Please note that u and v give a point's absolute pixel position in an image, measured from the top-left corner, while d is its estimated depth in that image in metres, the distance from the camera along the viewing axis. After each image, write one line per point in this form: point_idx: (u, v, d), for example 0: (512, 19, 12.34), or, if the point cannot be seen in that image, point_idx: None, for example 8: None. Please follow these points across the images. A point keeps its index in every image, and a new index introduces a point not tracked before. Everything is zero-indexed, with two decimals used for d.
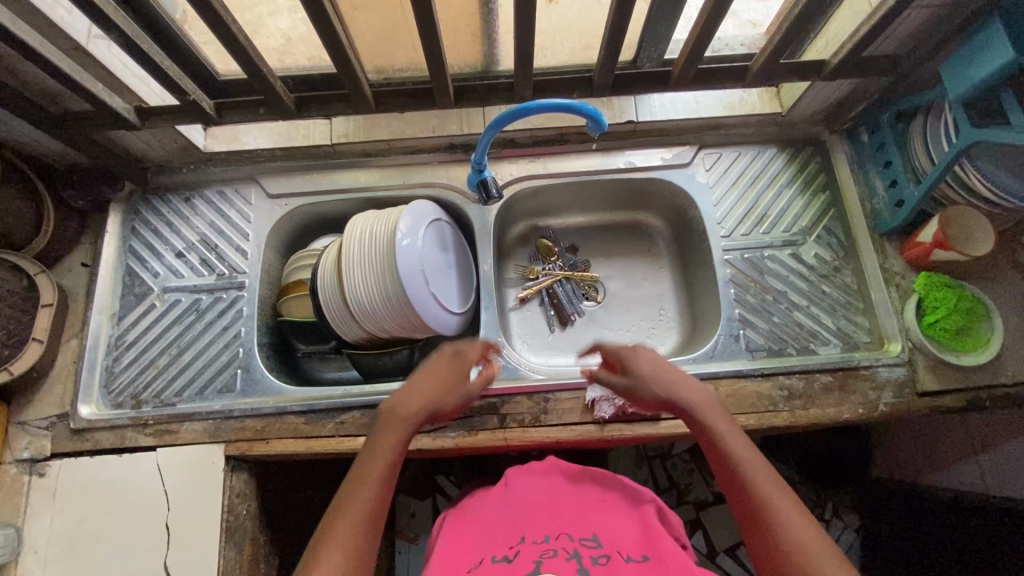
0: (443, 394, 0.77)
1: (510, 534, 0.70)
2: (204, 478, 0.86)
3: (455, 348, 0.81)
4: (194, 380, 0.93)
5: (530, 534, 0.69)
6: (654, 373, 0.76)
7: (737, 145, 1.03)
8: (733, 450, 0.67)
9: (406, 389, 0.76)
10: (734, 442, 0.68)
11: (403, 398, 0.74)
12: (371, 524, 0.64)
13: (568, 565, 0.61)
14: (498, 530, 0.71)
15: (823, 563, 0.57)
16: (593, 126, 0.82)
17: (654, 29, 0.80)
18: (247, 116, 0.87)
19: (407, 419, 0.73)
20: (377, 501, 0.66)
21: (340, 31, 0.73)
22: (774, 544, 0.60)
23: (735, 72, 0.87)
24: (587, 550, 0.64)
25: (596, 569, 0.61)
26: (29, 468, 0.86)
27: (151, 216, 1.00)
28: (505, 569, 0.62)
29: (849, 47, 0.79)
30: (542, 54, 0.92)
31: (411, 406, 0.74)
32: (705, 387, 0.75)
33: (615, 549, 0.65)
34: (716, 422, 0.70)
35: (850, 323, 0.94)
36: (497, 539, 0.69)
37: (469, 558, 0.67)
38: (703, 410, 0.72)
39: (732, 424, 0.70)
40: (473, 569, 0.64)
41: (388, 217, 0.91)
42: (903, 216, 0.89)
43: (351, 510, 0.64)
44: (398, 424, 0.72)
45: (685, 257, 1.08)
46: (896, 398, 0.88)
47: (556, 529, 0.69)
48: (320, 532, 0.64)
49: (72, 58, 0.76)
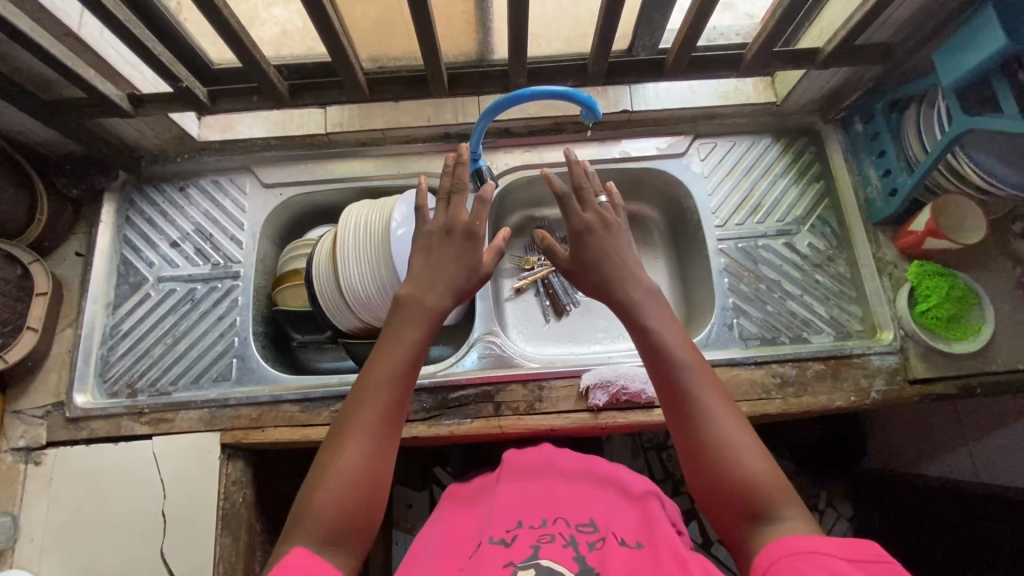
0: (455, 279, 0.71)
1: (507, 514, 0.69)
2: (200, 466, 0.86)
3: (464, 227, 0.72)
4: (189, 369, 0.93)
5: (527, 517, 0.68)
6: (602, 261, 0.73)
7: (731, 135, 1.03)
8: (672, 347, 0.65)
9: (427, 280, 0.70)
10: (676, 339, 0.66)
11: (427, 292, 0.69)
12: (392, 416, 0.62)
13: (565, 553, 0.62)
14: (495, 512, 0.71)
15: (760, 466, 0.57)
16: (588, 114, 0.81)
17: (648, 17, 0.80)
18: (241, 104, 0.87)
19: (428, 311, 0.68)
20: (400, 394, 0.63)
21: (334, 18, 0.73)
22: (710, 448, 0.59)
23: (729, 61, 0.88)
24: (584, 536, 0.65)
25: (593, 556, 0.61)
26: (25, 456, 0.86)
27: (146, 205, 1.00)
28: (502, 553, 0.62)
29: (842, 35, 0.79)
30: (537, 43, 0.92)
31: (433, 300, 0.69)
32: (650, 284, 0.72)
33: (612, 534, 0.65)
34: (658, 319, 0.68)
35: (843, 312, 0.95)
36: (494, 521, 0.69)
37: (466, 546, 0.68)
38: (645, 308, 0.69)
39: (671, 321, 0.68)
40: (471, 555, 0.65)
41: (383, 206, 0.91)
42: (896, 205, 0.90)
43: (369, 402, 0.61)
44: (420, 317, 0.68)
45: (680, 247, 1.08)
46: (888, 385, 0.89)
47: (554, 512, 0.69)
48: (338, 424, 0.61)
49: (64, 45, 0.75)
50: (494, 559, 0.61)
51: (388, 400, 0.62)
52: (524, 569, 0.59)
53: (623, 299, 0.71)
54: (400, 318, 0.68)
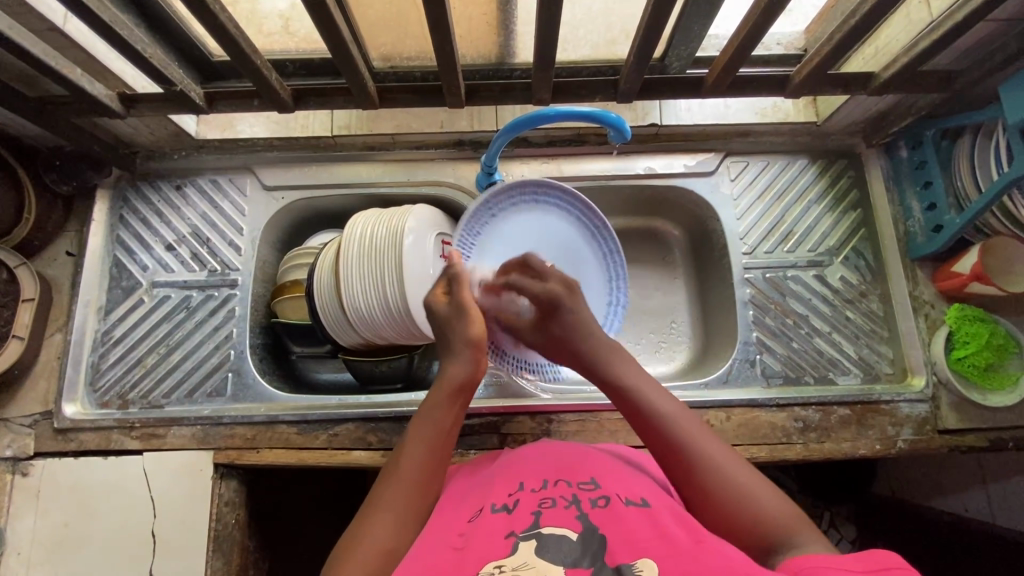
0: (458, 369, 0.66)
1: (508, 478, 0.61)
2: (192, 484, 0.83)
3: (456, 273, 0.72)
4: (183, 383, 0.89)
5: (531, 478, 0.60)
6: (578, 334, 0.68)
7: (765, 153, 0.96)
8: (659, 413, 0.60)
9: (452, 355, 0.68)
10: (659, 403, 0.60)
11: (451, 360, 0.67)
12: (423, 485, 0.59)
13: (568, 515, 0.52)
14: (501, 477, 0.62)
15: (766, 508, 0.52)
16: (615, 136, 0.76)
17: (688, 28, 0.72)
18: (240, 107, 0.81)
19: (452, 385, 0.65)
20: (434, 465, 0.60)
21: (341, 23, 0.67)
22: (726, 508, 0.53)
23: (775, 81, 0.80)
24: (586, 494, 0.55)
25: (598, 518, 0.52)
26: (12, 466, 0.83)
27: (141, 204, 0.95)
28: (503, 521, 0.53)
29: (903, 62, 0.72)
30: (564, 47, 0.84)
31: (463, 374, 0.66)
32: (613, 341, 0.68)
33: (616, 495, 0.56)
34: (636, 386, 0.62)
35: (873, 352, 0.89)
36: (495, 487, 0.60)
37: (468, 507, 0.58)
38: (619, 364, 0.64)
39: (650, 380, 0.63)
40: (472, 519, 0.55)
41: (391, 218, 0.85)
42: (940, 243, 0.85)
43: (404, 467, 0.59)
44: (453, 393, 0.65)
45: (702, 269, 1.02)
46: (916, 435, 0.84)
47: (559, 472, 0.60)
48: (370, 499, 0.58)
49: (45, 39, 0.69)
50: (494, 529, 0.52)
51: (419, 465, 0.60)
52: (525, 541, 0.50)
53: (592, 367, 0.66)
54: (436, 396, 0.65)
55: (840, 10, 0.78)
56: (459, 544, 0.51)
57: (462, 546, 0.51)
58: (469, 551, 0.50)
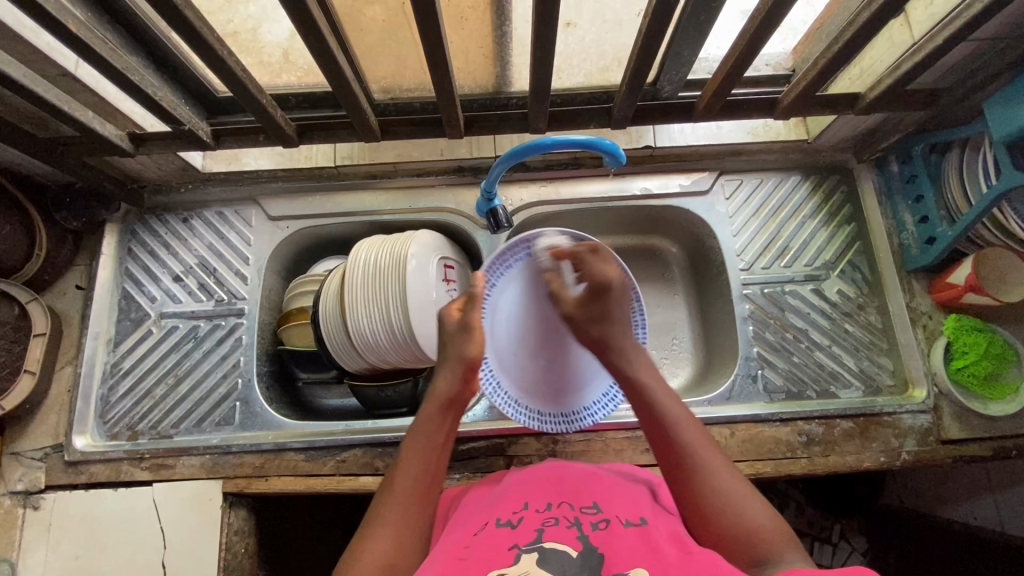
0: (450, 383, 0.68)
1: (512, 497, 0.62)
2: (201, 514, 0.83)
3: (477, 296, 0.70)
4: (191, 412, 0.90)
5: (535, 498, 0.60)
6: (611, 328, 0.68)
7: (758, 171, 0.98)
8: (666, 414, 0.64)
9: (442, 366, 0.69)
10: (668, 409, 0.64)
11: (440, 373, 0.68)
12: (420, 503, 0.61)
13: (569, 533, 0.53)
14: (505, 495, 0.62)
15: (755, 519, 0.56)
16: (611, 160, 0.78)
17: (678, 54, 0.75)
18: (245, 142, 0.84)
19: (440, 399, 0.67)
20: (428, 482, 0.62)
21: (343, 63, 0.69)
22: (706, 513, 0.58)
23: (763, 104, 0.83)
24: (588, 516, 0.56)
25: (597, 536, 0.53)
26: (23, 500, 0.84)
27: (149, 236, 0.97)
28: (507, 536, 0.54)
29: (888, 83, 0.74)
30: (559, 75, 0.86)
31: (452, 387, 0.67)
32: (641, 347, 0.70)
33: (615, 514, 0.56)
34: (650, 390, 0.66)
35: (873, 365, 0.90)
36: (499, 504, 0.61)
37: (471, 523, 0.59)
38: (637, 365, 0.67)
39: (665, 382, 0.67)
40: (475, 533, 0.56)
41: (395, 244, 0.87)
42: (934, 255, 0.86)
43: (397, 489, 0.61)
44: (441, 406, 0.66)
45: (701, 285, 1.04)
46: (919, 446, 0.85)
47: (562, 494, 0.60)
48: (367, 520, 0.60)
49: (59, 84, 0.72)
50: (497, 542, 0.53)
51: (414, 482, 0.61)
52: (527, 554, 0.51)
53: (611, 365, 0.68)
54: (426, 410, 0.67)
55: (825, 32, 0.81)
56: (460, 555, 0.52)
57: (465, 557, 0.52)
58: (472, 562, 0.51)
